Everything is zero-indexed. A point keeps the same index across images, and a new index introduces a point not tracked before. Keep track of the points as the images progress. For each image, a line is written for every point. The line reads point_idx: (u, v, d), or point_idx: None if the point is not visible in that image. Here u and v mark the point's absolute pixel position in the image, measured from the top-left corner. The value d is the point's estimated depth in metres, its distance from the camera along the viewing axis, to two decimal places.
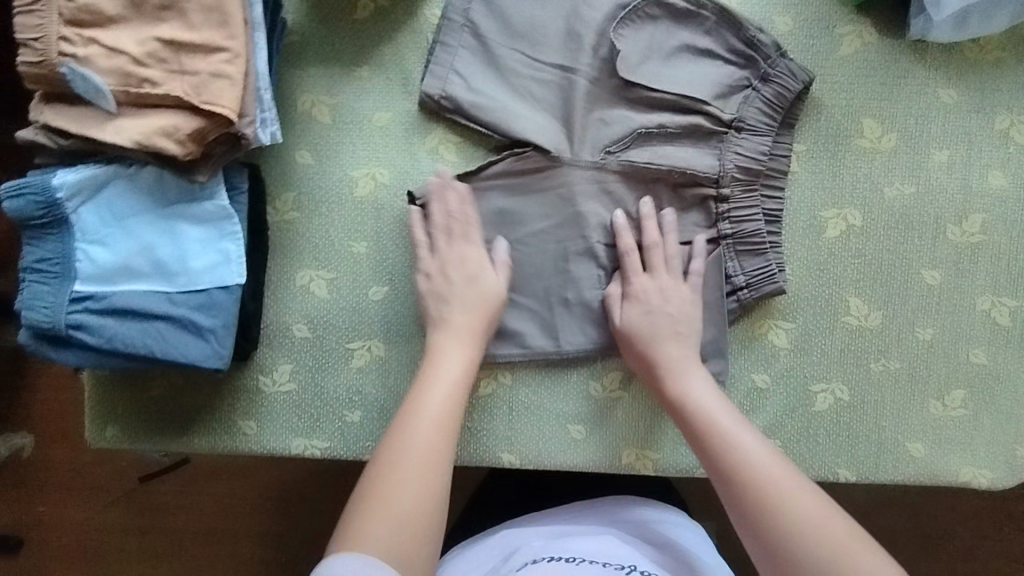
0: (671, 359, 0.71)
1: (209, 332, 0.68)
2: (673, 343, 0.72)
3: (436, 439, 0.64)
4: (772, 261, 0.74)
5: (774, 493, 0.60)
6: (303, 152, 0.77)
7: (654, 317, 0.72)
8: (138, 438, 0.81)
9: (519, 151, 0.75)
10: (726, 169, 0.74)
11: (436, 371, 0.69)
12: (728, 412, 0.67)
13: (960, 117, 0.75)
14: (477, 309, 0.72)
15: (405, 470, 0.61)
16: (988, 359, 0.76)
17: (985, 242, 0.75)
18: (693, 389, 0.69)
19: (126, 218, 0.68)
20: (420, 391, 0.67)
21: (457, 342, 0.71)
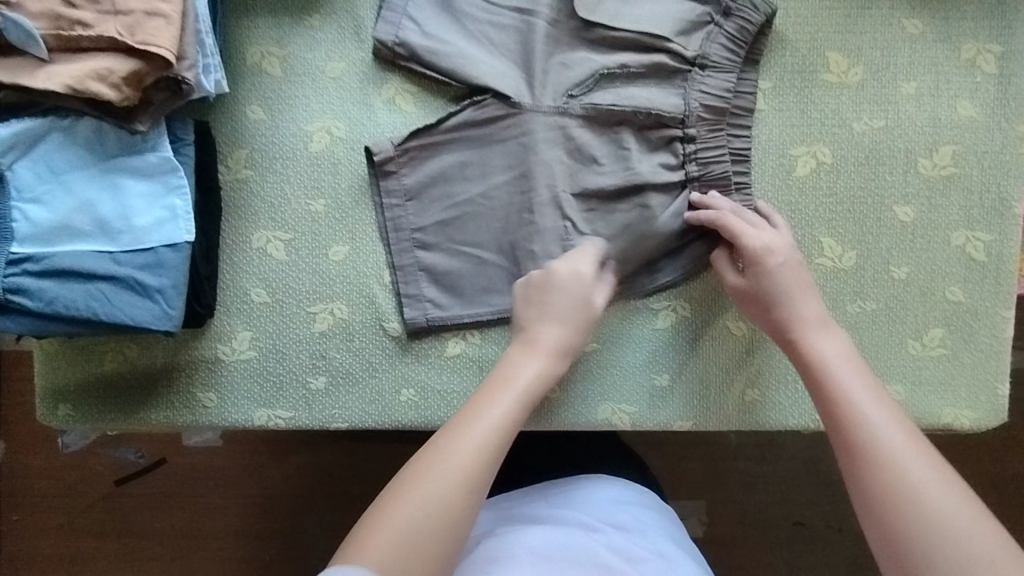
0: (807, 316, 0.66)
1: (157, 292, 0.64)
2: (809, 300, 0.67)
3: (491, 450, 0.57)
4: (739, 203, 0.72)
5: (904, 476, 0.52)
6: (256, 107, 0.74)
7: (771, 271, 0.67)
8: (93, 417, 0.77)
9: (477, 99, 0.73)
10: (690, 108, 0.72)
11: (511, 375, 0.63)
12: (866, 381, 0.60)
13: (926, 47, 0.73)
14: (568, 323, 0.67)
15: (442, 477, 0.54)
16: (965, 296, 0.75)
17: (957, 173, 0.74)
18: (825, 351, 0.63)
19: (64, 173, 0.64)
20: (488, 394, 0.61)
21: (534, 354, 0.65)
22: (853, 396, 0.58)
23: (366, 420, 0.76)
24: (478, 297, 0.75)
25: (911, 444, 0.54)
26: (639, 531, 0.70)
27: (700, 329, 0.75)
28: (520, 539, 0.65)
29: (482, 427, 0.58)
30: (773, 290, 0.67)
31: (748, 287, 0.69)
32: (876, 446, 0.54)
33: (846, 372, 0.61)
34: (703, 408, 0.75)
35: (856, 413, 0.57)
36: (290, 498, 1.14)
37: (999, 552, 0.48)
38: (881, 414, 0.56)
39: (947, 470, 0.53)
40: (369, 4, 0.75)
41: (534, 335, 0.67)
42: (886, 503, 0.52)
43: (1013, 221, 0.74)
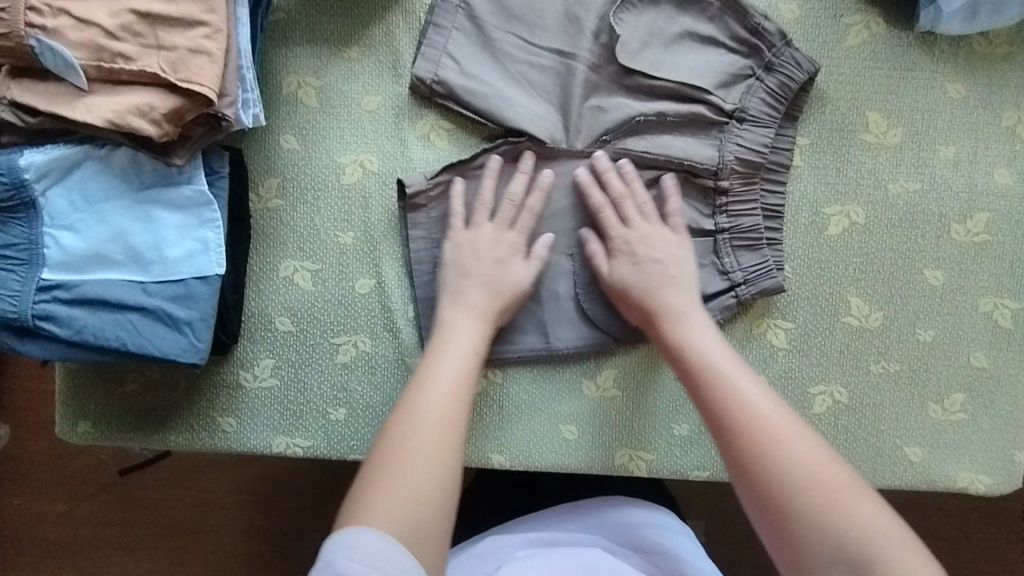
0: (670, 302, 0.68)
1: (185, 325, 0.64)
2: (671, 289, 0.69)
3: (456, 408, 0.61)
4: (769, 257, 0.72)
5: (769, 434, 0.57)
6: (289, 137, 0.74)
7: (633, 269, 0.69)
8: (111, 434, 0.77)
9: (514, 139, 0.72)
10: (725, 161, 0.72)
11: (448, 342, 0.66)
12: (728, 354, 0.64)
13: (967, 112, 0.73)
14: (495, 290, 0.69)
15: (418, 442, 0.58)
16: (988, 362, 0.75)
17: (989, 241, 0.73)
18: (691, 336, 0.66)
19: (97, 201, 0.64)
20: (431, 359, 0.65)
21: (470, 315, 0.68)
22: (722, 376, 0.62)
23: None
24: (502, 336, 0.74)
25: (775, 409, 0.59)
26: (657, 552, 0.72)
27: None
28: (542, 563, 0.67)
29: (439, 388, 0.62)
30: (640, 282, 0.69)
31: (613, 287, 0.70)
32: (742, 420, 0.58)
33: (715, 351, 0.64)
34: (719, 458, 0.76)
35: (722, 394, 0.60)
36: (295, 509, 1.15)
37: (851, 490, 0.54)
38: (747, 389, 0.60)
39: (807, 432, 0.58)
40: (407, 38, 0.74)
41: (470, 291, 0.69)
42: (755, 464, 0.56)
43: None
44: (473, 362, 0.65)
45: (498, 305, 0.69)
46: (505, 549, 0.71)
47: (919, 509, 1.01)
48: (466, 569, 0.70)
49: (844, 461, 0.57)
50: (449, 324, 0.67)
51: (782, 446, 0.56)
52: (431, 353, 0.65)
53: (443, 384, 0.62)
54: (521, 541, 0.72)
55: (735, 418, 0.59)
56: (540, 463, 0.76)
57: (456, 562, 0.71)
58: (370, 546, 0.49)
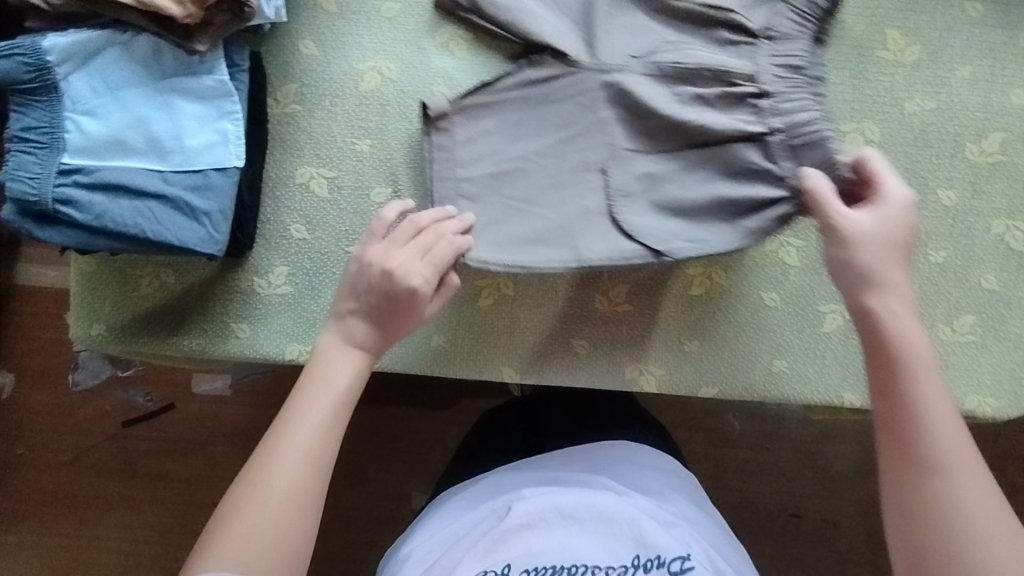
0: (886, 293, 0.58)
1: (204, 216, 0.64)
2: (892, 283, 0.59)
3: (309, 466, 0.57)
4: (834, 152, 0.66)
5: (935, 462, 0.52)
6: (309, 42, 0.74)
7: (867, 244, 0.60)
8: (123, 341, 0.77)
9: (536, 58, 0.73)
10: (762, 68, 0.70)
11: (318, 376, 0.61)
12: (932, 369, 0.56)
13: (984, 31, 0.73)
14: (377, 312, 0.64)
15: (266, 499, 0.55)
16: (999, 285, 0.75)
17: (1003, 161, 0.74)
18: (907, 332, 0.57)
19: (119, 88, 0.64)
20: (297, 403, 0.59)
21: (349, 352, 0.63)
22: (919, 388, 0.54)
23: (395, 364, 0.76)
24: (536, 249, 0.70)
25: (961, 452, 0.52)
26: (662, 496, 0.71)
27: (732, 298, 0.76)
28: (550, 499, 0.66)
29: (300, 439, 0.57)
30: (870, 252, 0.59)
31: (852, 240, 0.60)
32: (928, 440, 0.53)
33: (921, 356, 0.56)
34: (729, 376, 0.76)
35: (920, 434, 0.53)
36: None
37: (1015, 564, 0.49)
38: (938, 412, 0.54)
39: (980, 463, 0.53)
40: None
41: (353, 322, 0.64)
42: (914, 480, 0.52)
43: None
44: (343, 403, 0.61)
45: (386, 332, 0.64)
46: (510, 487, 0.71)
47: None
48: (471, 507, 0.70)
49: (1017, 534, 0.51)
50: (322, 359, 0.63)
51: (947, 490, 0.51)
52: (297, 391, 0.61)
53: (304, 435, 0.58)
54: (526, 480, 0.72)
55: (916, 429, 0.53)
56: (551, 378, 0.76)
57: (460, 501, 0.72)
58: None
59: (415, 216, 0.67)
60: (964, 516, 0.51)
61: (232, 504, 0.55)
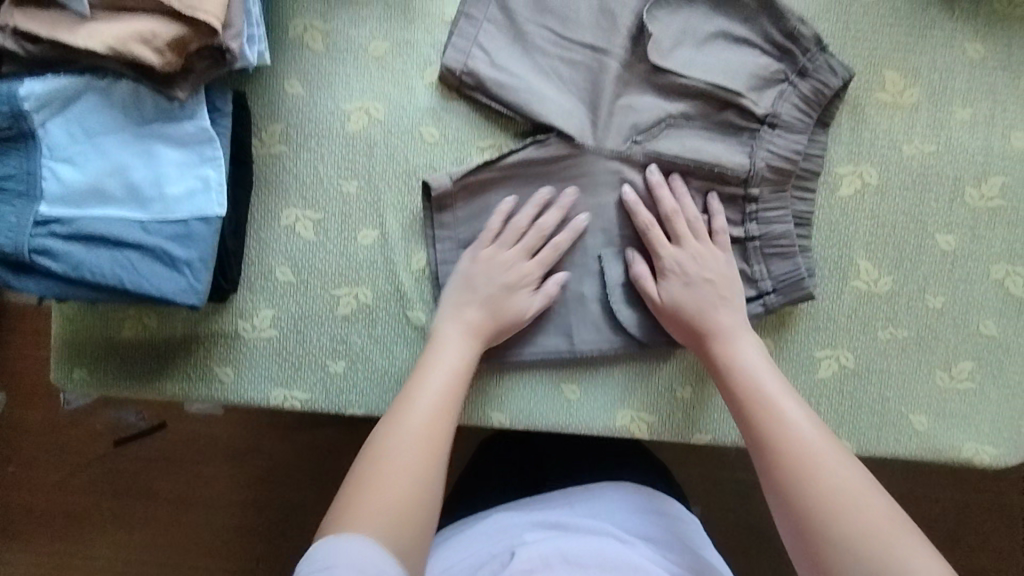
0: (723, 324, 0.68)
1: (185, 265, 0.63)
2: (724, 310, 0.68)
3: (437, 426, 0.62)
4: (801, 265, 0.70)
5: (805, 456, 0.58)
6: (295, 82, 0.73)
7: (693, 285, 0.69)
8: (106, 384, 0.76)
9: (540, 138, 0.71)
10: (756, 168, 0.70)
11: (441, 354, 0.67)
12: (776, 379, 0.64)
13: (986, 73, 0.71)
14: (490, 307, 0.69)
15: (403, 454, 0.59)
16: (998, 331, 0.74)
17: (1002, 206, 0.72)
18: (742, 355, 0.66)
19: (97, 135, 0.62)
20: (420, 374, 0.66)
21: (464, 333, 0.69)
22: (770, 398, 0.62)
23: (381, 408, 0.75)
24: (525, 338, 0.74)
25: (818, 440, 0.59)
26: (665, 543, 0.70)
27: None
28: (552, 546, 0.64)
29: (426, 401, 0.64)
30: (701, 296, 0.68)
31: (662, 305, 0.69)
32: (788, 441, 0.59)
33: (764, 376, 0.64)
34: (725, 421, 0.75)
35: (778, 435, 0.60)
36: (292, 480, 1.13)
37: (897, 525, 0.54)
38: (788, 407, 0.61)
39: (845, 453, 0.59)
40: (451, 2, 0.72)
41: (471, 309, 0.69)
42: (790, 483, 0.57)
43: None
44: (461, 375, 0.67)
45: (492, 328, 0.69)
46: (511, 529, 0.69)
47: (920, 488, 1.00)
48: (472, 549, 0.68)
49: (886, 495, 0.57)
50: (440, 338, 0.68)
51: (820, 476, 0.57)
52: (421, 365, 0.66)
53: (430, 399, 0.64)
54: (527, 523, 0.70)
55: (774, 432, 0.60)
56: (542, 423, 0.75)
57: (460, 542, 0.70)
58: (358, 544, 0.51)
59: (516, 219, 0.71)
60: (842, 494, 0.56)
61: (365, 467, 0.59)
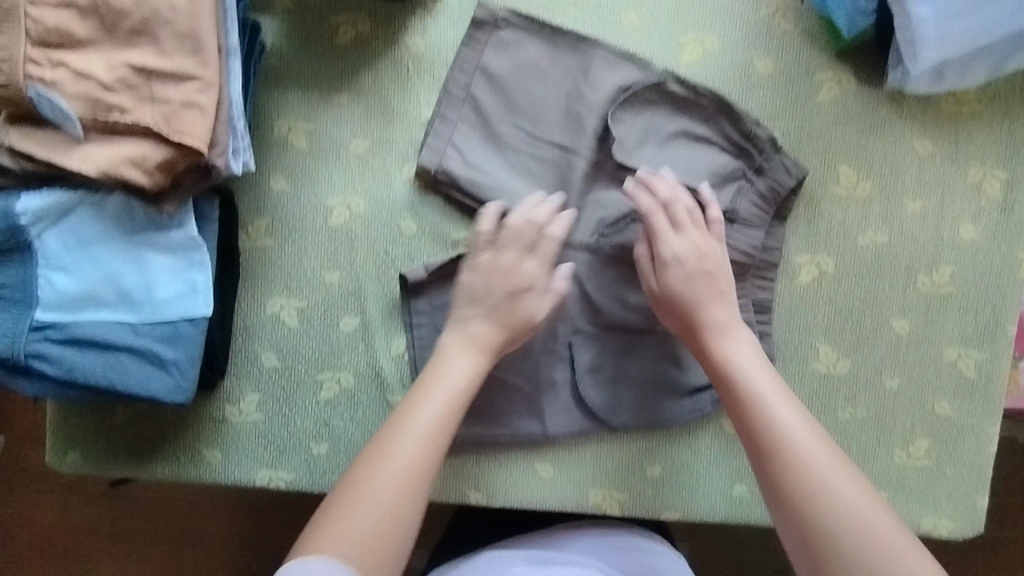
0: (715, 322, 0.68)
1: (173, 366, 0.66)
2: (718, 305, 0.69)
3: (426, 456, 0.62)
4: None
5: (801, 464, 0.60)
6: (280, 178, 0.76)
7: (697, 300, 0.69)
8: (99, 465, 0.79)
9: None
10: None
11: (441, 371, 0.66)
12: (771, 380, 0.65)
13: (935, 169, 0.75)
14: (499, 321, 0.69)
15: (386, 483, 0.60)
16: (952, 410, 0.77)
17: (953, 293, 0.76)
18: (736, 355, 0.67)
19: (90, 244, 0.66)
20: (417, 396, 0.65)
21: (470, 352, 0.68)
22: (766, 403, 0.64)
23: None
24: (501, 418, 0.77)
25: (816, 445, 0.61)
26: None
27: (695, 423, 0.78)
28: None
29: (420, 427, 0.63)
30: (690, 295, 0.69)
31: (660, 295, 0.70)
32: (786, 450, 0.61)
33: (758, 377, 0.65)
34: (693, 497, 0.78)
35: (776, 443, 0.62)
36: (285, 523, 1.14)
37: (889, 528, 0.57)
38: (786, 412, 0.63)
39: (840, 455, 0.62)
40: (427, 103, 0.75)
41: (476, 324, 0.68)
42: (789, 492, 0.60)
43: (1005, 342, 0.77)
44: (458, 402, 0.65)
45: (501, 340, 0.68)
46: (503, 564, 0.71)
47: None
48: None
49: (878, 496, 0.60)
50: (444, 359, 0.67)
51: (816, 486, 0.59)
52: (421, 387, 0.66)
53: (425, 423, 0.63)
54: (519, 559, 0.72)
55: (771, 441, 0.62)
56: (518, 502, 0.78)
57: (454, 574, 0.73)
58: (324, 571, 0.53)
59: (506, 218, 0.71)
60: (837, 503, 0.59)
61: (350, 490, 0.60)
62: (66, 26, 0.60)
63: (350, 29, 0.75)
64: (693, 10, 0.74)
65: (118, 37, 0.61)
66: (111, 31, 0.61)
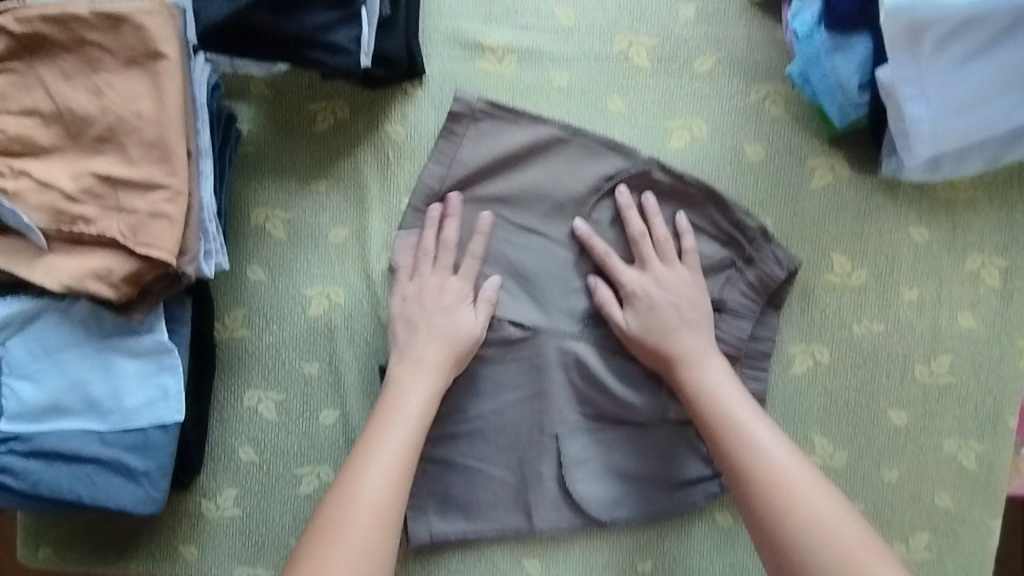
0: (687, 349, 0.68)
1: (142, 476, 0.64)
2: (688, 332, 0.69)
3: (393, 487, 0.63)
4: None
5: (777, 485, 0.62)
6: (256, 268, 0.74)
7: (667, 331, 0.69)
8: (71, 561, 0.76)
9: (494, 323, 0.72)
10: None
11: (399, 401, 0.67)
12: (745, 402, 0.66)
13: (931, 257, 0.73)
14: (445, 342, 0.69)
15: (355, 520, 0.62)
16: (953, 503, 0.75)
17: (952, 383, 0.74)
18: (709, 380, 0.67)
19: (56, 351, 0.63)
20: (381, 426, 0.66)
21: (423, 377, 0.68)
22: (740, 427, 0.65)
23: None
24: (486, 513, 0.75)
25: (790, 464, 0.63)
26: None
27: (686, 517, 0.76)
28: None
29: (385, 463, 0.64)
30: (659, 328, 0.69)
31: (625, 333, 0.70)
32: (763, 472, 0.63)
33: (732, 401, 0.66)
34: None
35: (752, 466, 0.63)
36: None
37: (864, 541, 0.60)
38: (761, 432, 0.64)
39: (813, 470, 0.64)
40: (407, 191, 0.73)
41: (425, 346, 0.69)
42: (767, 514, 0.62)
43: (1006, 433, 0.75)
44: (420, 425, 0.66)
45: (449, 359, 0.69)
46: None
47: None
48: None
49: (853, 508, 0.62)
50: (402, 386, 0.67)
51: (793, 504, 0.61)
52: (382, 419, 0.66)
53: (387, 459, 0.64)
54: None
55: (748, 465, 0.63)
56: None
57: None
58: None
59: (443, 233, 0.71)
60: (812, 520, 0.60)
61: (320, 531, 0.61)
62: (30, 134, 0.58)
63: (328, 115, 0.73)
64: (681, 96, 0.72)
65: (83, 144, 0.58)
66: (76, 138, 0.58)
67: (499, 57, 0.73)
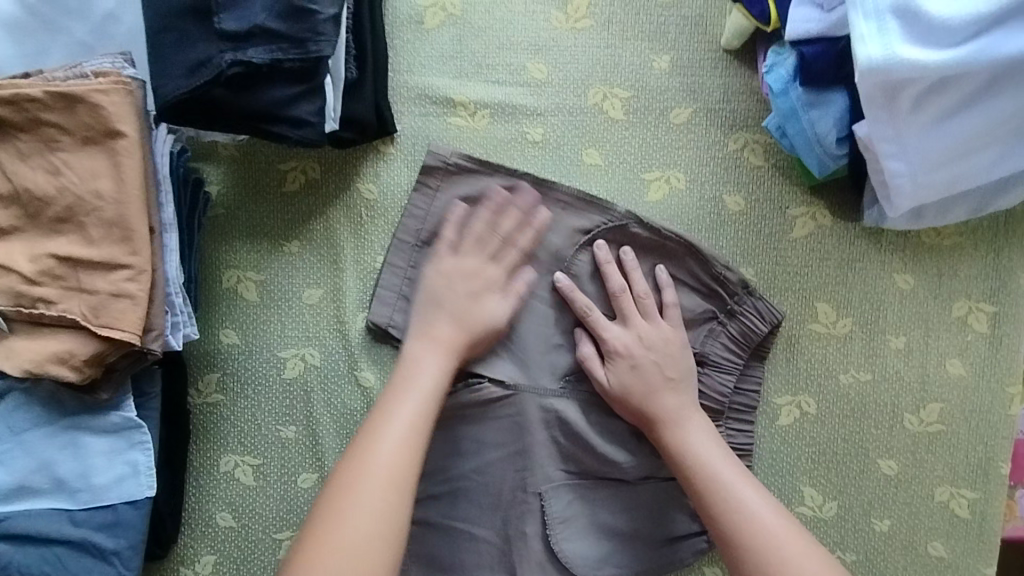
0: (669, 411, 0.67)
1: (113, 555, 0.63)
2: (671, 393, 0.67)
3: (410, 455, 0.58)
4: None
5: (769, 553, 0.59)
6: (229, 331, 0.73)
7: (650, 394, 0.67)
8: None
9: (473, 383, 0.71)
10: None
11: (413, 374, 0.62)
12: (731, 464, 0.64)
13: (917, 304, 0.72)
14: (465, 319, 0.66)
15: (365, 495, 0.56)
16: (946, 551, 0.73)
17: (942, 431, 0.72)
18: (693, 442, 0.65)
19: (22, 431, 0.62)
20: (392, 396, 0.61)
21: (436, 348, 0.64)
22: (727, 490, 0.63)
23: None
24: None
25: (781, 528, 0.61)
26: None
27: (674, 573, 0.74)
28: None
29: (396, 432, 0.59)
30: (642, 388, 0.67)
31: (608, 391, 0.69)
32: (754, 538, 0.60)
33: (717, 464, 0.64)
34: None
35: (743, 532, 0.61)
36: None
37: None
38: (750, 496, 0.62)
39: (806, 534, 0.61)
40: (380, 249, 0.72)
41: (441, 323, 0.65)
42: None
43: (998, 480, 0.73)
44: (434, 397, 0.62)
45: (465, 340, 0.65)
46: None
47: None
48: None
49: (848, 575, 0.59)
50: (415, 357, 0.64)
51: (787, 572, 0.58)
52: (394, 390, 0.62)
53: (401, 428, 0.59)
54: None
55: (738, 531, 0.61)
56: None
57: None
58: None
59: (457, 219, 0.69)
60: None
61: (328, 515, 0.56)
62: None
63: (299, 175, 0.72)
64: (657, 147, 0.71)
65: (42, 224, 0.57)
66: (35, 219, 0.57)
67: (472, 112, 0.72)
